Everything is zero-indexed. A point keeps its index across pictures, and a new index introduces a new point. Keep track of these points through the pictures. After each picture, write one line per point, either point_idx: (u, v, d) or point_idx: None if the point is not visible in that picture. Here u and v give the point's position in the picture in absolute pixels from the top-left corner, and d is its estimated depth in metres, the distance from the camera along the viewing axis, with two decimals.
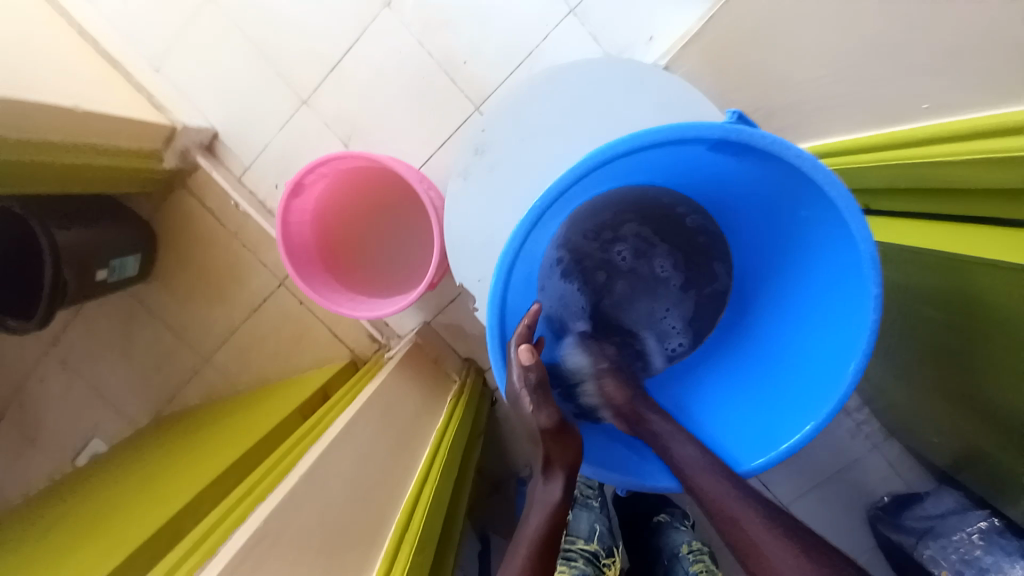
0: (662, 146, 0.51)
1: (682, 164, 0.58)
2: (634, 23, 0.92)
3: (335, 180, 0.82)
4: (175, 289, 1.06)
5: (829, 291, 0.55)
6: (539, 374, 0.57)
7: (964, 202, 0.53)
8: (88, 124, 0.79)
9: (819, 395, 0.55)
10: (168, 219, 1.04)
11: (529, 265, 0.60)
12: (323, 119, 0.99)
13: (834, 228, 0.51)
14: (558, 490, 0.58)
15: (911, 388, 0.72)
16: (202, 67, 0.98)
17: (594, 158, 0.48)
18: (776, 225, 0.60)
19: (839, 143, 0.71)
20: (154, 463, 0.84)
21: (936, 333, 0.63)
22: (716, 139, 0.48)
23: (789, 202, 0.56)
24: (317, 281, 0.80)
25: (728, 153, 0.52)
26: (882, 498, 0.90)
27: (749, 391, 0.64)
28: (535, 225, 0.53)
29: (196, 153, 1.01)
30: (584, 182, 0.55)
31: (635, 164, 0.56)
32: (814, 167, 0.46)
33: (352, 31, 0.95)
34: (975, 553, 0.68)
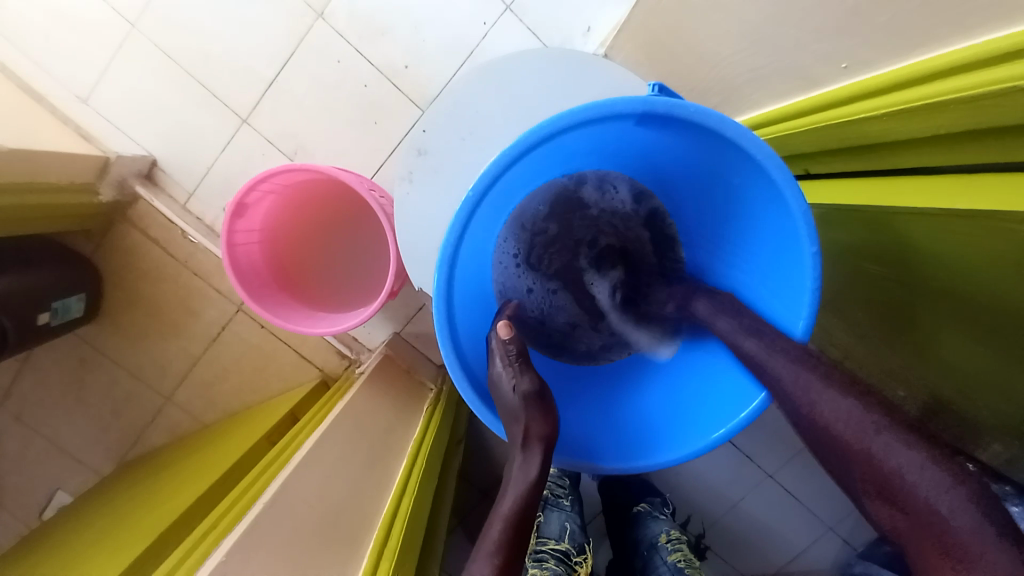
0: (590, 127, 0.52)
1: (610, 147, 0.59)
2: (571, 15, 0.92)
3: (278, 197, 0.80)
4: (128, 327, 1.02)
5: (773, 258, 0.56)
6: (518, 345, 0.60)
7: (887, 159, 0.57)
8: (16, 164, 0.74)
9: (795, 279, 0.53)
10: (112, 255, 1.00)
11: (474, 262, 0.60)
12: (266, 137, 0.96)
13: (766, 191, 0.52)
14: (535, 468, 0.54)
15: (866, 345, 0.75)
16: (134, 94, 0.95)
17: (521, 141, 0.49)
18: (697, 181, 0.60)
19: (769, 113, 0.73)
20: (122, 507, 0.80)
21: (880, 284, 0.66)
22: (639, 114, 0.48)
23: (720, 173, 0.56)
24: (274, 301, 0.78)
25: (654, 127, 0.53)
26: None
27: (763, 249, 0.57)
28: (471, 220, 0.53)
29: (134, 183, 0.96)
30: (515, 170, 0.55)
31: (569, 146, 0.56)
32: (738, 132, 0.47)
33: (286, 45, 0.92)
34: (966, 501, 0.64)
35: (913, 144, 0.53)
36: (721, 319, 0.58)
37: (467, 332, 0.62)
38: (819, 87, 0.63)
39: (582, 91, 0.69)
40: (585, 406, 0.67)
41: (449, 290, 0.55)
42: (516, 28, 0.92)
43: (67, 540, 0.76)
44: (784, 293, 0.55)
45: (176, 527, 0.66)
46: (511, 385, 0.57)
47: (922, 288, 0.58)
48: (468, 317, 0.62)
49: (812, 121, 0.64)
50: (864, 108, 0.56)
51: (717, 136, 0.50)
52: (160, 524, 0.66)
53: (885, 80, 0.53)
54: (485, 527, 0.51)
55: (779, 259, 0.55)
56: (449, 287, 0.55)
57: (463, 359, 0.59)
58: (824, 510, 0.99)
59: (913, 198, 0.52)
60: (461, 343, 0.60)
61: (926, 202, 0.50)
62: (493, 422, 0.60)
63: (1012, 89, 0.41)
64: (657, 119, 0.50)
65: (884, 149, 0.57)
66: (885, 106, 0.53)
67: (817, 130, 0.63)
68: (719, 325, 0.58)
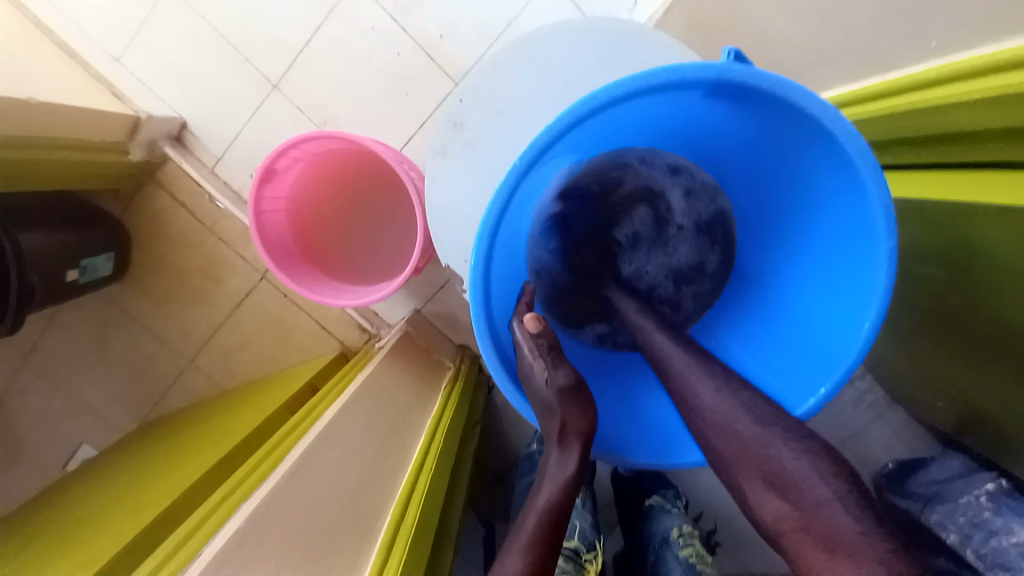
0: (651, 97, 0.48)
1: (666, 122, 0.56)
2: None
3: (309, 164, 0.78)
4: (152, 291, 1.02)
5: (842, 252, 0.52)
6: (550, 339, 0.58)
7: (965, 151, 0.51)
8: (45, 117, 0.73)
9: (865, 237, 0.48)
10: (139, 217, 0.99)
11: (512, 239, 0.58)
12: (296, 104, 0.94)
13: (841, 175, 0.48)
14: (573, 464, 0.53)
15: (910, 353, 0.74)
16: (165, 56, 0.93)
17: (577, 110, 0.46)
18: (763, 160, 0.56)
19: (838, 95, 0.68)
20: (145, 465, 0.81)
21: (936, 292, 0.62)
22: (710, 83, 0.45)
23: (788, 154, 0.53)
24: (300, 271, 0.77)
25: (725, 100, 0.49)
26: (886, 465, 1.06)
27: (823, 241, 0.55)
28: (514, 194, 0.50)
29: (164, 145, 0.95)
30: (566, 140, 0.52)
31: (624, 118, 0.53)
32: (821, 109, 0.43)
33: (320, 9, 0.90)
34: (985, 515, 0.76)
35: (997, 136, 0.48)
36: (659, 334, 0.60)
37: (500, 315, 0.60)
38: (899, 69, 0.58)
39: (635, 66, 0.65)
40: (615, 401, 0.65)
41: (487, 271, 0.53)
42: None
43: (90, 495, 0.77)
44: (807, 373, 0.56)
45: (195, 492, 0.66)
46: (544, 377, 0.55)
47: (982, 300, 0.55)
48: (501, 297, 0.60)
49: (885, 105, 0.59)
50: (947, 93, 0.51)
51: (792, 111, 0.46)
52: (177, 488, 0.66)
53: (978, 60, 0.48)
54: (523, 521, 0.50)
55: (846, 247, 0.52)
56: (487, 267, 0.53)
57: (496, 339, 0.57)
58: None
59: (989, 195, 0.47)
60: (495, 323, 0.58)
61: (1002, 200, 0.46)
62: (525, 409, 0.58)
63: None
64: (728, 90, 0.46)
65: (960, 141, 0.52)
66: (970, 91, 0.48)
67: (888, 117, 0.59)
68: (673, 360, 0.57)
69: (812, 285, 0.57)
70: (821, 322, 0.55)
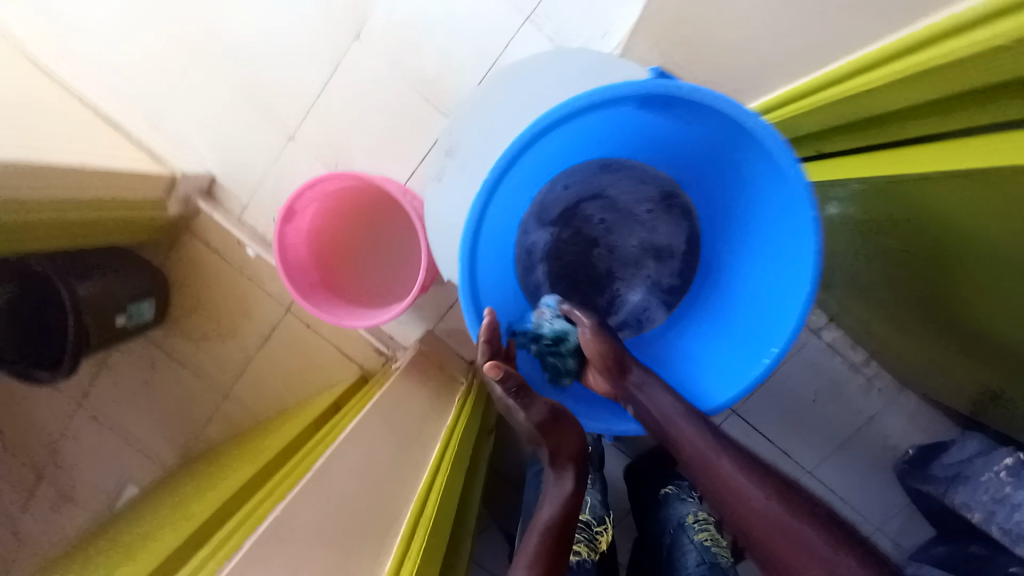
0: (596, 112, 0.56)
1: (618, 134, 0.63)
2: (587, 21, 0.97)
3: (323, 205, 0.88)
4: (188, 332, 1.11)
5: (778, 231, 0.58)
6: (515, 380, 0.64)
7: (909, 126, 0.57)
8: (98, 182, 0.85)
9: (793, 217, 0.55)
10: (175, 264, 1.10)
11: (496, 245, 0.65)
12: (311, 151, 1.05)
13: (766, 164, 0.55)
14: (569, 482, 0.62)
15: (912, 320, 0.81)
16: (196, 121, 1.06)
17: (535, 126, 0.54)
18: (703, 159, 0.63)
19: (788, 93, 0.75)
20: (189, 489, 0.88)
21: (913, 266, 0.70)
22: (642, 96, 0.52)
23: (722, 150, 0.60)
24: (318, 297, 0.85)
25: (658, 109, 0.57)
26: (906, 451, 1.12)
27: (761, 230, 0.61)
28: (490, 205, 0.58)
29: (197, 199, 1.07)
30: (533, 155, 0.60)
31: (582, 133, 0.61)
32: (733, 108, 0.50)
33: (328, 66, 1.02)
34: (1006, 491, 0.85)
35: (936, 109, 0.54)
36: (664, 396, 0.64)
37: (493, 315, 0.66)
38: (832, 64, 0.65)
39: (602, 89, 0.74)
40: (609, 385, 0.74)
41: (473, 272, 0.60)
42: (535, 36, 0.98)
43: (142, 520, 0.84)
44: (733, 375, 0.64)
45: (233, 505, 0.72)
46: (522, 415, 0.64)
47: (950, 261, 0.62)
48: (492, 297, 0.66)
49: (825, 99, 0.66)
50: (874, 78, 0.57)
51: (712, 111, 0.53)
52: (217, 502, 0.72)
53: (890, 46, 0.55)
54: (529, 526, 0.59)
55: (781, 228, 0.58)
56: (473, 270, 0.60)
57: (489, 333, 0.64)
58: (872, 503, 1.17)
59: (936, 163, 0.53)
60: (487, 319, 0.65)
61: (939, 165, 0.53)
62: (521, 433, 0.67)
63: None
64: (658, 99, 0.54)
65: (904, 118, 0.58)
66: (891, 75, 0.55)
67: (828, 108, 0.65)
68: (683, 428, 0.62)
69: (755, 266, 0.63)
70: (768, 295, 0.61)
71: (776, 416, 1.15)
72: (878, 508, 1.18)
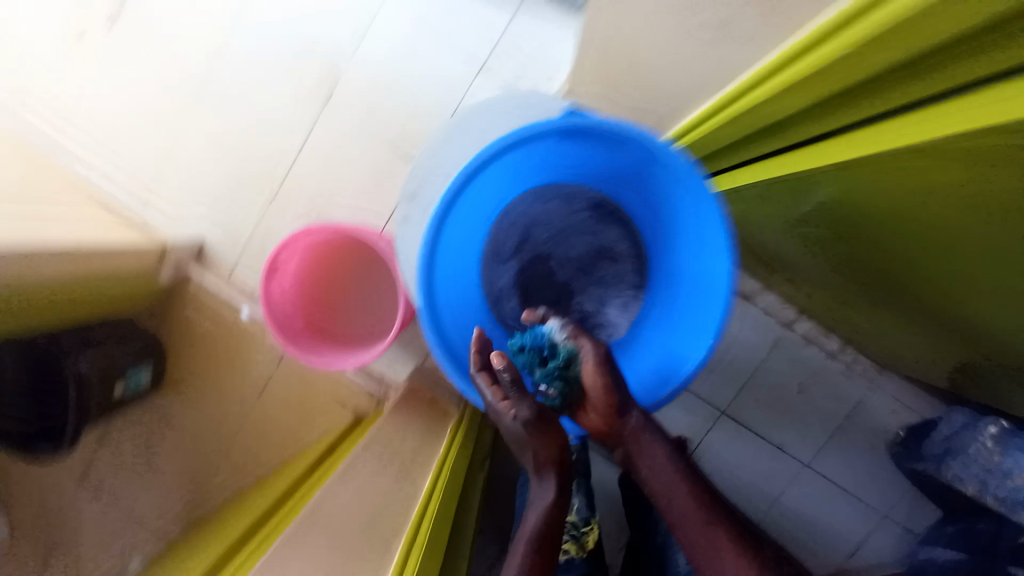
0: (523, 147, 0.63)
1: (550, 164, 0.70)
2: (533, 68, 1.06)
3: (305, 257, 0.94)
4: (185, 395, 1.15)
5: (696, 234, 0.63)
6: (510, 373, 0.65)
7: (808, 128, 0.62)
8: (95, 259, 0.91)
9: (706, 221, 0.60)
10: (169, 331, 1.14)
11: (450, 277, 0.70)
12: (292, 210, 1.11)
13: (675, 177, 0.61)
14: (550, 491, 0.66)
15: (870, 297, 0.87)
16: (182, 195, 1.13)
17: (470, 165, 0.60)
18: (629, 178, 0.69)
19: (699, 114, 0.81)
20: (192, 549, 0.89)
21: (851, 251, 0.77)
22: (560, 130, 0.59)
23: (642, 169, 0.66)
24: (303, 343, 0.89)
25: (577, 139, 0.63)
26: (897, 432, 1.16)
27: (687, 230, 0.65)
28: (437, 242, 0.63)
29: (188, 266, 1.12)
30: (475, 190, 0.66)
31: (517, 165, 0.67)
32: (635, 131, 0.57)
33: (303, 132, 1.09)
34: (994, 458, 0.92)
35: (814, 112, 0.60)
36: (657, 450, 0.69)
37: (460, 341, 0.71)
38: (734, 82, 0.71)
39: None
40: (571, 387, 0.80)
41: (432, 303, 0.64)
42: (490, 85, 1.07)
43: None
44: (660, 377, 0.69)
45: (233, 554, 0.74)
46: (511, 415, 0.65)
47: (876, 240, 0.69)
48: (456, 324, 0.71)
49: (725, 114, 0.72)
50: (764, 89, 0.63)
51: (619, 139, 0.60)
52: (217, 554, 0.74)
53: (776, 59, 0.61)
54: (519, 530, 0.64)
55: (701, 234, 0.62)
56: (432, 300, 0.64)
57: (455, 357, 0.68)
58: (872, 486, 1.19)
59: (811, 161, 0.60)
60: (454, 348, 0.69)
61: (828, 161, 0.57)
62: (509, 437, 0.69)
63: (864, 42, 0.48)
64: (574, 131, 0.61)
65: (797, 123, 0.63)
66: (776, 83, 0.60)
67: (724, 125, 0.73)
68: (673, 487, 0.67)
69: (691, 261, 0.66)
70: (701, 279, 0.64)
71: (766, 413, 1.18)
72: (883, 495, 1.19)
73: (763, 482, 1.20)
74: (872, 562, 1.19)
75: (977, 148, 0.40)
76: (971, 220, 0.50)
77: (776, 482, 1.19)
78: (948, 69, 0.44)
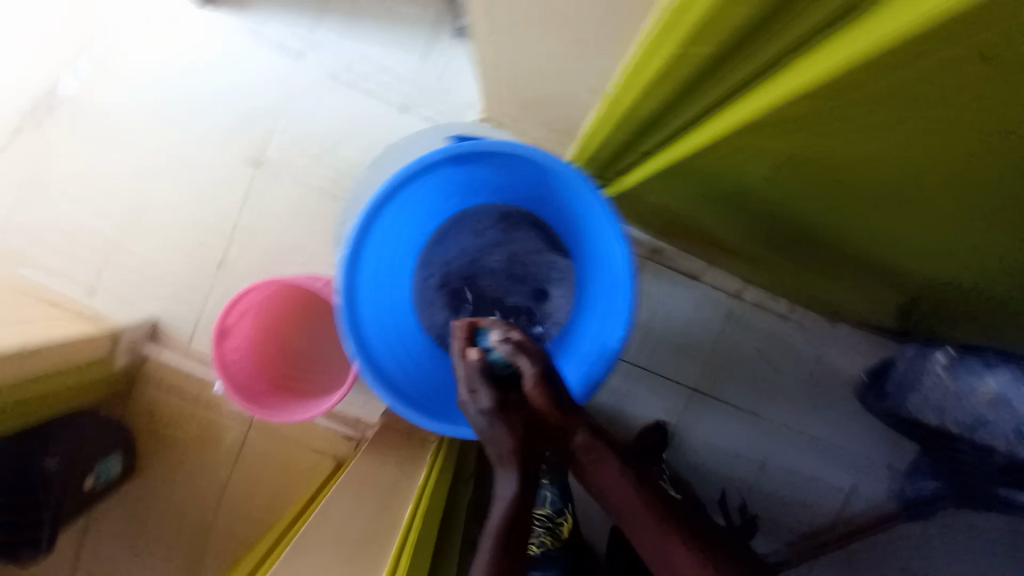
0: (419, 178, 0.67)
1: (451, 187, 0.74)
2: (449, 95, 1.08)
3: (256, 315, 0.95)
4: (162, 475, 1.13)
5: (593, 226, 0.68)
6: (479, 360, 0.67)
7: (660, 134, 0.65)
8: (44, 356, 0.91)
9: (596, 214, 0.65)
10: (136, 413, 1.13)
11: (375, 311, 0.73)
12: (240, 272, 1.10)
13: (562, 179, 0.65)
14: (512, 485, 0.65)
15: (794, 254, 0.92)
16: (125, 277, 1.10)
17: (368, 204, 0.63)
18: (530, 185, 0.75)
19: (580, 132, 0.85)
20: None
21: (757, 219, 0.83)
22: (448, 157, 0.63)
23: (536, 176, 0.71)
24: (264, 399, 0.90)
25: (468, 161, 0.68)
26: (858, 376, 1.20)
27: (586, 223, 0.70)
28: (354, 285, 0.67)
29: (144, 345, 1.11)
30: (383, 226, 0.69)
31: (420, 194, 0.71)
32: (511, 145, 0.61)
33: (237, 194, 1.09)
34: (948, 384, 0.94)
35: (653, 123, 0.63)
36: (614, 475, 0.70)
37: (399, 369, 0.73)
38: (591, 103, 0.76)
39: None
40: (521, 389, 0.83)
41: (360, 337, 0.67)
42: (414, 120, 1.09)
43: None
44: (590, 364, 0.70)
45: None
46: (474, 407, 0.67)
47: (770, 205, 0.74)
48: (392, 353, 0.74)
49: (594, 130, 0.76)
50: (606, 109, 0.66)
51: (500, 154, 0.64)
52: None
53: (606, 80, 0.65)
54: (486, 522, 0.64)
55: (597, 225, 0.66)
56: (360, 335, 0.67)
57: (395, 386, 0.70)
58: (849, 435, 1.23)
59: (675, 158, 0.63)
60: (393, 380, 0.71)
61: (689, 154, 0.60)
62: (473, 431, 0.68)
63: (672, 59, 0.46)
64: (461, 156, 0.65)
65: (649, 131, 0.66)
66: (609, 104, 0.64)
67: (598, 139, 0.77)
68: (634, 509, 0.69)
69: (597, 250, 0.70)
70: (606, 264, 0.69)
71: (736, 383, 1.21)
72: (863, 441, 1.22)
73: (747, 451, 1.22)
74: (866, 507, 1.22)
75: (827, 94, 0.38)
76: (903, 159, 0.44)
77: (759, 448, 1.23)
78: (756, 51, 0.41)
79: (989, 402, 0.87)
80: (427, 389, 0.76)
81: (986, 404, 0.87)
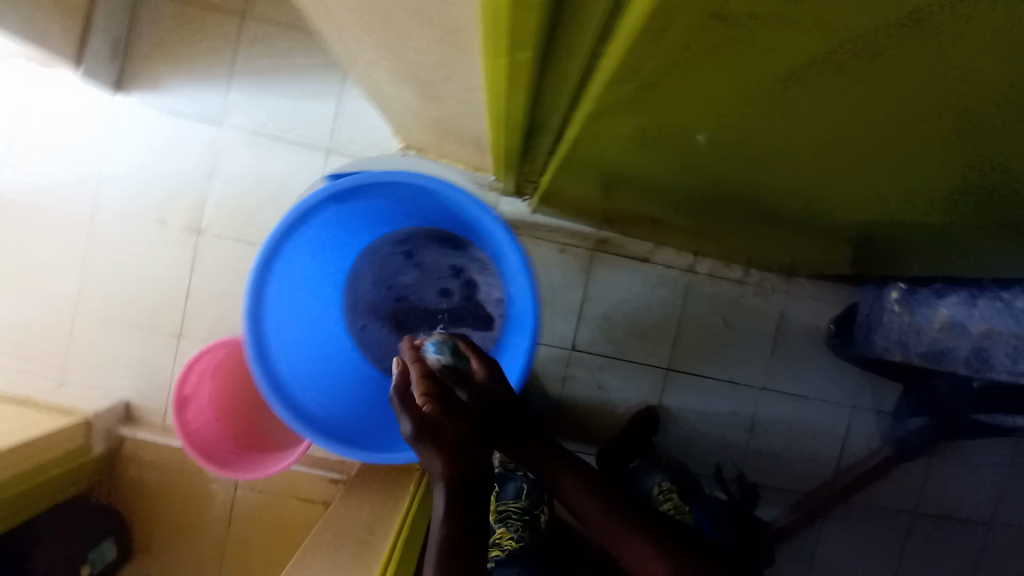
0: (310, 220, 0.72)
1: (350, 220, 0.79)
2: (370, 130, 1.11)
3: (217, 375, 0.97)
4: (161, 549, 1.14)
5: (483, 227, 0.73)
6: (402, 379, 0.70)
7: (545, 134, 0.67)
8: (23, 453, 0.92)
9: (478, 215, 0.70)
10: (124, 495, 1.14)
11: (296, 350, 0.77)
12: (200, 339, 1.12)
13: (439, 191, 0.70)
14: (441, 505, 0.66)
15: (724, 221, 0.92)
16: (91, 366, 1.13)
17: (260, 253, 0.68)
18: (424, 203, 0.80)
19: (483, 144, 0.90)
20: None
21: (673, 198, 0.84)
22: (328, 195, 0.68)
23: (423, 194, 0.76)
24: (231, 457, 0.92)
25: (354, 195, 0.72)
26: (828, 326, 1.20)
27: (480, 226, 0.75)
28: (261, 329, 0.72)
29: (119, 428, 1.13)
30: (286, 270, 0.74)
31: (319, 233, 0.76)
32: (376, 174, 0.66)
33: (184, 264, 1.12)
34: (906, 317, 0.94)
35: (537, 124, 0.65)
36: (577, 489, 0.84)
37: (325, 402, 0.77)
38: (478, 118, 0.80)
39: None
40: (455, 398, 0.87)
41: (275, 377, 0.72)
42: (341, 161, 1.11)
43: None
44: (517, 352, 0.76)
45: None
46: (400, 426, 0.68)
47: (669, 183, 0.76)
48: (317, 387, 0.78)
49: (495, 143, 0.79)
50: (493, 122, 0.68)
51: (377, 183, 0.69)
52: None
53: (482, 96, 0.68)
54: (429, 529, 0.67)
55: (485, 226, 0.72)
56: (275, 375, 0.72)
57: (318, 418, 0.74)
58: (830, 385, 1.22)
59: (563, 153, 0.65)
60: (312, 413, 0.74)
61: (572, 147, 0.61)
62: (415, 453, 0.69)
63: (506, 67, 0.47)
64: (342, 191, 0.70)
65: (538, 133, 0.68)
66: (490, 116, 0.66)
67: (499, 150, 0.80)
68: (596, 516, 0.82)
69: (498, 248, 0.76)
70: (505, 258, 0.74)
71: (706, 355, 1.21)
72: (845, 389, 1.22)
73: (732, 419, 1.22)
74: (860, 454, 1.21)
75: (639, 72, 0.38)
76: (764, 110, 0.41)
77: (743, 415, 1.22)
78: (571, 46, 0.42)
79: (943, 330, 0.87)
80: (356, 415, 0.80)
81: (941, 333, 0.88)
